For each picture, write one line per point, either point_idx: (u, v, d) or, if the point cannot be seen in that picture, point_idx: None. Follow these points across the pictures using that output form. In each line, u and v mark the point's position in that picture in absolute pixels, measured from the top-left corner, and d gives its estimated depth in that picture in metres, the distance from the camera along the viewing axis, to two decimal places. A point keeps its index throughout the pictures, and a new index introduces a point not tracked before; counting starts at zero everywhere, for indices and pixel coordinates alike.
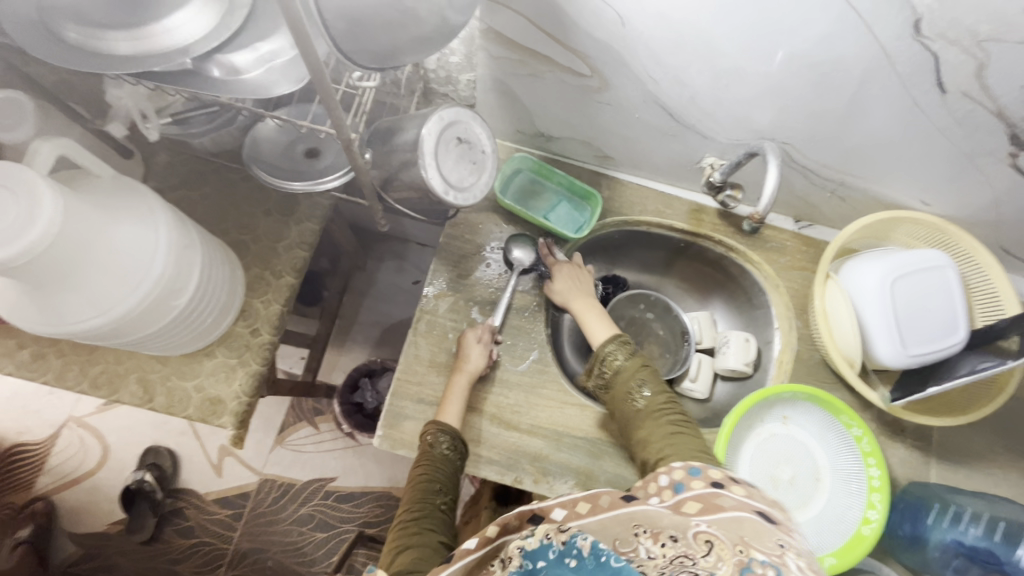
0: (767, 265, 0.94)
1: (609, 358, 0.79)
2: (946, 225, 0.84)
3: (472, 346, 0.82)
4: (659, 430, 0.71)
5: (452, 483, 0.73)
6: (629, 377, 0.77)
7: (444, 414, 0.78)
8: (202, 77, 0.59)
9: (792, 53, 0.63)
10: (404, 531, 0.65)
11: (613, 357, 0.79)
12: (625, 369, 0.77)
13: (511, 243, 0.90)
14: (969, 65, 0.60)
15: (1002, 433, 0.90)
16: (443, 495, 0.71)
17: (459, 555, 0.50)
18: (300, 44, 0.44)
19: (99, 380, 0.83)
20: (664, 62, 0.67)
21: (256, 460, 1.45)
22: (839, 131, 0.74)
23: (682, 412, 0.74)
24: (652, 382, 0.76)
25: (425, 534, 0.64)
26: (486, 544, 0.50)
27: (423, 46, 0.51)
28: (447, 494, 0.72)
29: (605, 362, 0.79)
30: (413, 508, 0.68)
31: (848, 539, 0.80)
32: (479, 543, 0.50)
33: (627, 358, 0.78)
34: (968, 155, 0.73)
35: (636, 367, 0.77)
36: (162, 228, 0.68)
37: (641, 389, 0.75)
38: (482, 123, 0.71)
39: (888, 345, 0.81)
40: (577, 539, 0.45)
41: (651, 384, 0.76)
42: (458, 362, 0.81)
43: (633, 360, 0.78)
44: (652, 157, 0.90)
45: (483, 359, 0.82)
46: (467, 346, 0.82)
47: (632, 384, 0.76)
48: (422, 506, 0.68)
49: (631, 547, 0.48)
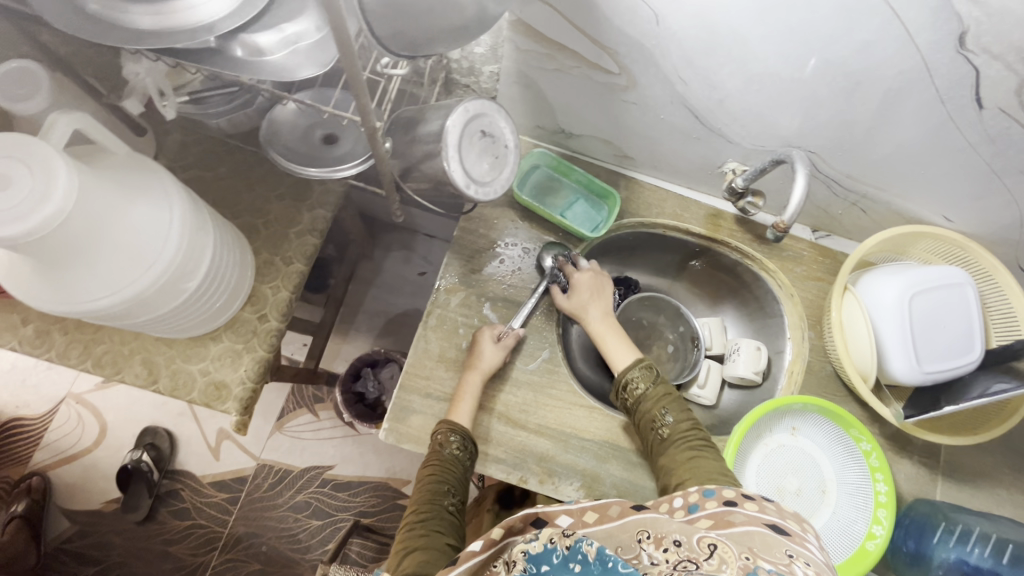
0: (782, 274, 0.93)
1: (632, 385, 0.80)
2: (967, 243, 0.83)
3: (485, 341, 0.82)
4: (680, 456, 0.72)
5: (461, 486, 0.72)
6: (653, 404, 0.77)
7: (455, 413, 0.78)
8: (225, 57, 0.58)
9: (827, 61, 0.61)
10: (411, 532, 0.64)
11: (635, 383, 0.79)
12: (649, 397, 0.78)
13: (545, 251, 0.89)
14: (1010, 82, 0.58)
15: (1009, 453, 0.89)
16: (451, 496, 0.70)
17: (464, 557, 0.48)
18: (334, 26, 0.42)
19: (103, 359, 0.81)
20: (695, 62, 0.66)
21: (254, 445, 1.44)
22: (868, 142, 0.73)
23: (705, 438, 0.75)
24: (675, 410, 0.77)
25: (432, 536, 0.64)
26: (490, 546, 0.48)
27: (457, 37, 0.49)
28: (455, 496, 0.71)
29: (627, 389, 0.80)
30: (421, 510, 0.67)
31: (851, 553, 0.80)
32: (484, 545, 0.48)
33: (651, 385, 0.79)
34: (997, 173, 0.72)
35: (660, 395, 0.78)
36: (176, 209, 0.67)
37: (664, 416, 0.76)
38: (507, 117, 0.69)
39: (904, 361, 0.80)
40: (581, 544, 0.44)
41: (675, 410, 0.77)
42: (471, 360, 0.81)
43: (656, 386, 0.79)
44: (673, 159, 0.88)
45: (496, 357, 0.81)
46: (482, 341, 0.82)
47: (655, 412, 0.77)
48: (429, 507, 0.68)
49: (634, 553, 0.47)
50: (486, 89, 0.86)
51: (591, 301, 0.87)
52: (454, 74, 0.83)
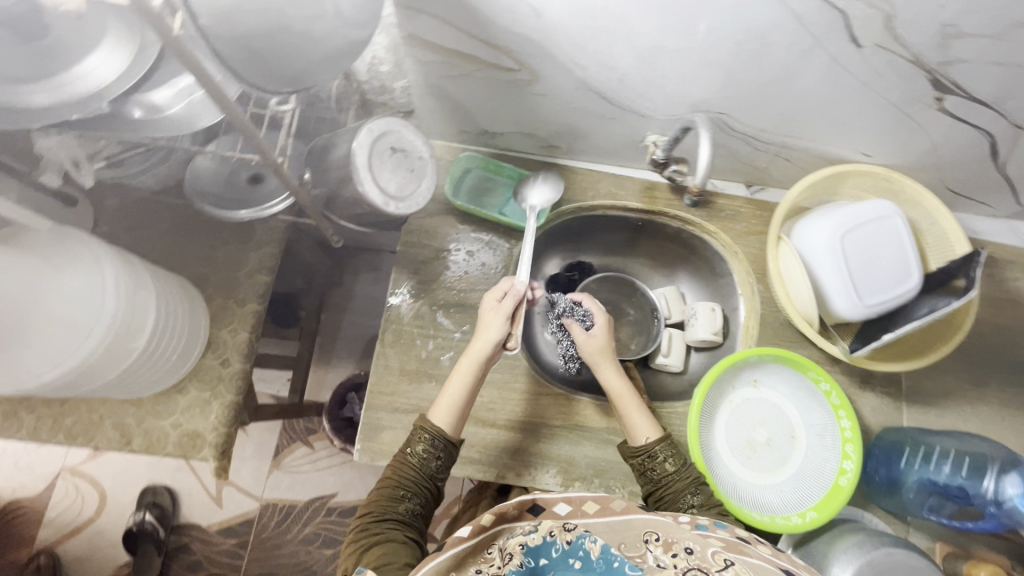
0: (724, 234, 0.96)
1: (661, 460, 0.76)
2: (889, 173, 0.85)
3: (489, 316, 0.78)
4: None
5: (424, 489, 0.72)
6: (681, 485, 0.74)
7: (436, 408, 0.76)
8: (124, 119, 0.60)
9: (711, 26, 0.63)
10: (366, 530, 0.66)
11: (665, 459, 0.76)
12: (678, 477, 0.75)
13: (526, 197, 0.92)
14: (877, 19, 0.60)
15: (967, 370, 0.92)
16: (409, 500, 0.71)
17: (451, 542, 0.51)
18: (205, 83, 0.44)
19: (73, 430, 0.83)
20: (586, 48, 0.68)
21: (255, 487, 1.45)
22: (772, 94, 0.74)
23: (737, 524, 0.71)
24: (705, 493, 0.73)
25: (387, 533, 0.66)
26: (480, 532, 0.52)
27: (332, 66, 0.52)
28: (415, 498, 0.71)
29: (651, 460, 0.76)
30: (378, 508, 0.69)
31: (826, 492, 0.81)
32: (473, 532, 0.52)
33: (682, 467, 0.76)
34: (897, 105, 0.74)
35: (691, 477, 0.75)
36: (108, 272, 0.68)
37: (693, 497, 0.73)
38: (414, 130, 0.71)
39: (845, 298, 0.82)
40: (584, 542, 0.49)
41: (704, 494, 0.73)
42: (477, 331, 0.78)
43: (687, 469, 0.76)
44: (596, 141, 0.90)
45: (503, 331, 0.77)
46: (482, 310, 0.80)
47: (686, 492, 0.73)
48: (384, 508, 0.69)
49: (638, 552, 0.47)
50: (403, 104, 0.88)
51: (615, 375, 0.82)
52: (368, 95, 0.85)
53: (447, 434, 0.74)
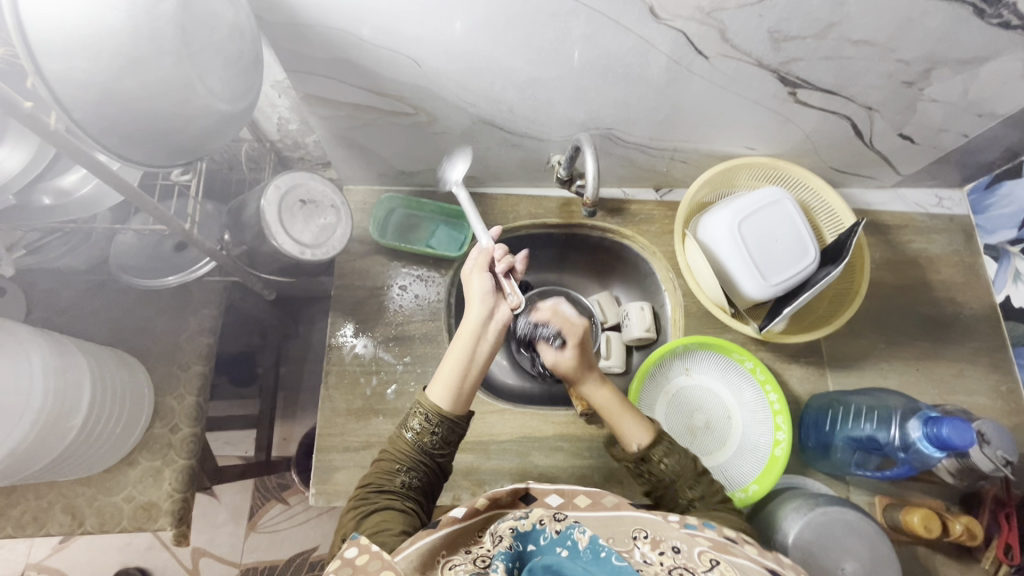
0: (640, 236, 1.02)
1: (659, 461, 0.72)
2: (774, 162, 0.93)
3: (469, 279, 0.77)
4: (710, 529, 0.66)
5: (418, 469, 0.70)
6: (681, 481, 0.71)
7: (434, 385, 0.72)
8: (33, 208, 0.65)
9: (574, 55, 0.70)
10: (359, 501, 0.65)
11: (663, 460, 0.72)
12: (678, 473, 0.71)
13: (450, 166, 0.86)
14: (713, 34, 0.68)
15: (880, 330, 0.99)
16: (403, 474, 0.69)
17: (444, 523, 0.54)
18: (74, 154, 0.49)
19: (22, 519, 0.82)
20: (469, 87, 0.74)
21: (233, 553, 1.43)
22: (647, 107, 0.82)
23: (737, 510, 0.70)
24: (705, 484, 0.71)
25: (382, 502, 0.64)
26: (475, 515, 0.56)
27: (213, 135, 0.58)
28: (410, 473, 0.69)
29: (647, 462, 0.72)
30: (371, 483, 0.67)
31: (765, 464, 0.86)
32: (466, 514, 0.55)
33: (681, 462, 0.72)
34: (760, 103, 0.82)
35: (689, 468, 0.72)
36: (32, 354, 0.71)
37: (693, 489, 0.70)
38: (322, 179, 0.76)
39: (752, 281, 0.89)
40: (572, 532, 0.50)
41: (705, 487, 0.71)
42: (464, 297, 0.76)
43: (684, 461, 0.72)
44: (506, 167, 0.96)
45: (484, 297, 0.74)
46: (466, 279, 0.78)
47: (685, 486, 0.71)
48: (377, 481, 0.67)
49: (626, 547, 0.51)
50: (319, 157, 0.93)
51: (598, 386, 0.79)
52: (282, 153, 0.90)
53: (444, 409, 0.70)
